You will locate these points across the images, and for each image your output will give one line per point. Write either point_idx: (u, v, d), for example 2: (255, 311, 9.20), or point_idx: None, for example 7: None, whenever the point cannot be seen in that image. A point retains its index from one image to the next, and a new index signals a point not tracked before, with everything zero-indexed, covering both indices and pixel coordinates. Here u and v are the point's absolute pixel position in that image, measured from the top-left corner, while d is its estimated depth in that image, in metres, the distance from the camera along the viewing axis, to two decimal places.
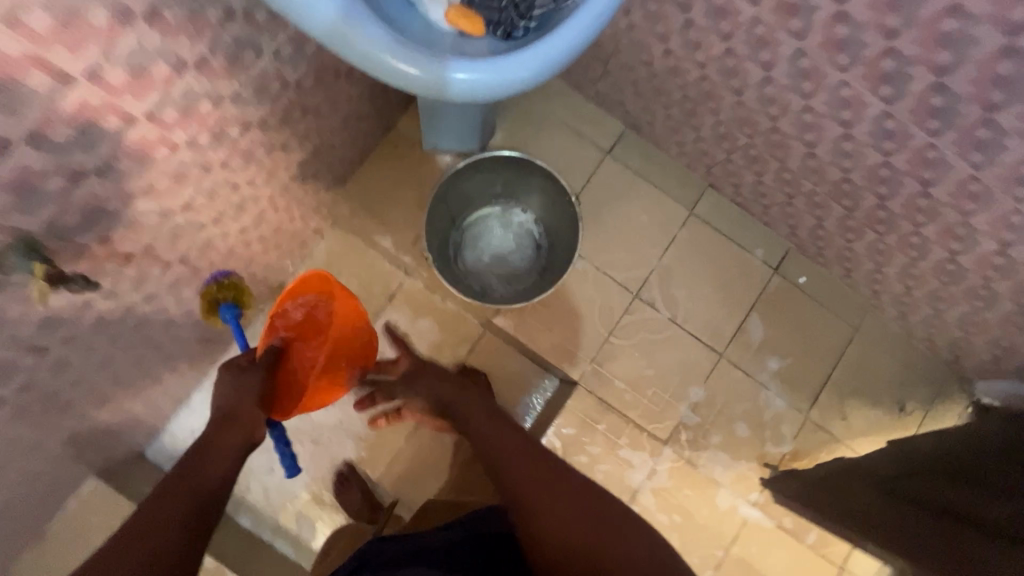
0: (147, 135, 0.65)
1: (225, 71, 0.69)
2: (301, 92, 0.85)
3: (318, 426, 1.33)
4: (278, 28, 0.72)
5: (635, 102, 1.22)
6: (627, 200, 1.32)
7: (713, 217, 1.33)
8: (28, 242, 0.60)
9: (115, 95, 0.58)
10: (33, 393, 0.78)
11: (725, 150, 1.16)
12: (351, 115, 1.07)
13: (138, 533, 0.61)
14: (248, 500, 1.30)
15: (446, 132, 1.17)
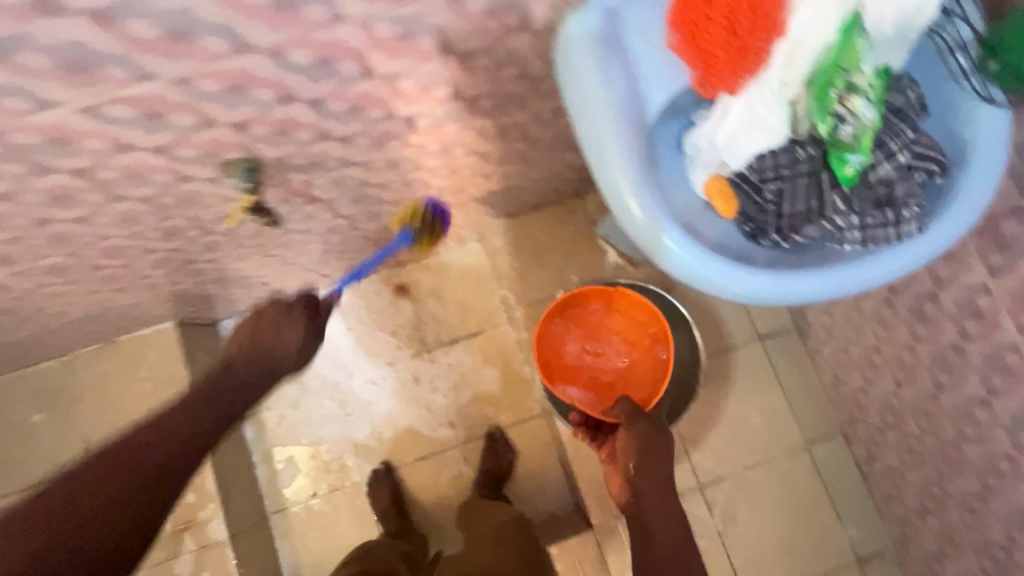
0: (392, 128, 0.67)
1: (485, 111, 0.71)
2: (529, 146, 0.87)
3: (353, 394, 1.38)
4: (546, 96, 0.72)
5: (817, 314, 1.11)
6: (748, 393, 1.20)
7: (825, 466, 1.17)
8: (250, 162, 0.63)
9: (391, 97, 0.60)
10: (179, 254, 0.86)
11: (884, 419, 1.02)
12: (553, 174, 1.07)
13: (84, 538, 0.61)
14: (263, 419, 1.36)
15: None
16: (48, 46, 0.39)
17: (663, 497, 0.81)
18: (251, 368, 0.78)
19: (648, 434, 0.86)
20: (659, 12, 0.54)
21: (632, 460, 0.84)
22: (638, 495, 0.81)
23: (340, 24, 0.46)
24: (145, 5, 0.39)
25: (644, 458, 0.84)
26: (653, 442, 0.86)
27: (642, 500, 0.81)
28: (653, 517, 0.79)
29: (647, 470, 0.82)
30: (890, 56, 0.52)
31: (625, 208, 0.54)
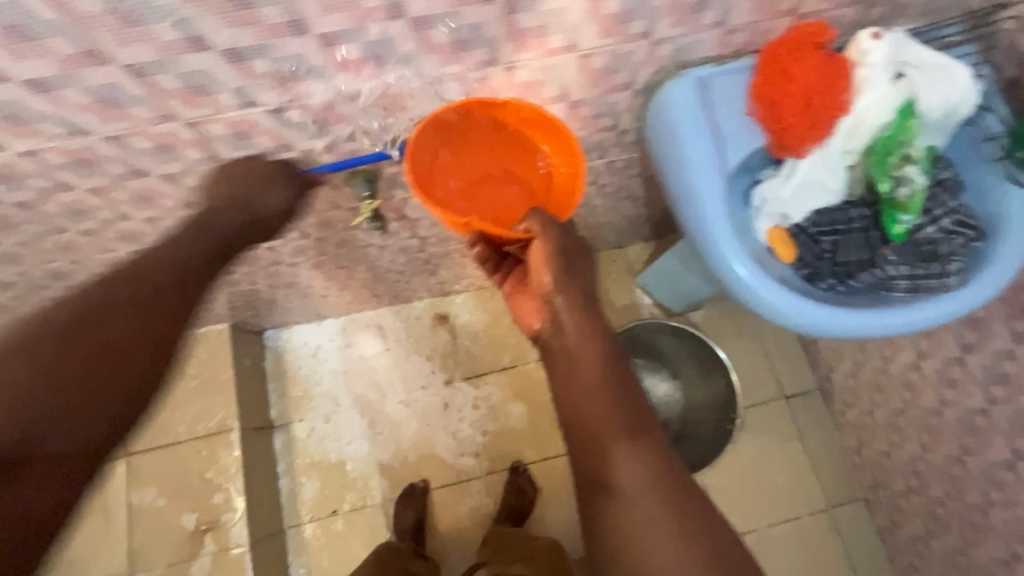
0: None
1: None
2: (596, 192, 0.98)
3: (384, 414, 1.41)
4: (626, 148, 0.83)
5: (843, 377, 1.17)
6: (773, 450, 1.23)
7: (847, 531, 1.17)
8: (371, 172, 0.72)
9: None
10: (270, 253, 0.94)
11: (908, 483, 1.06)
12: (605, 223, 1.16)
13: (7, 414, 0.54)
14: (294, 430, 1.39)
15: (662, 285, 1.22)
16: (278, 53, 0.52)
17: (604, 364, 0.68)
18: (229, 208, 0.66)
19: (563, 245, 0.63)
20: (739, 86, 0.64)
21: (552, 273, 0.65)
22: (573, 355, 0.68)
23: (491, 65, 0.59)
24: (357, 35, 0.52)
25: (567, 321, 0.68)
26: (573, 264, 0.66)
27: (575, 367, 0.68)
28: (589, 398, 0.67)
29: (582, 354, 0.67)
30: (935, 138, 0.62)
31: (705, 240, 0.65)
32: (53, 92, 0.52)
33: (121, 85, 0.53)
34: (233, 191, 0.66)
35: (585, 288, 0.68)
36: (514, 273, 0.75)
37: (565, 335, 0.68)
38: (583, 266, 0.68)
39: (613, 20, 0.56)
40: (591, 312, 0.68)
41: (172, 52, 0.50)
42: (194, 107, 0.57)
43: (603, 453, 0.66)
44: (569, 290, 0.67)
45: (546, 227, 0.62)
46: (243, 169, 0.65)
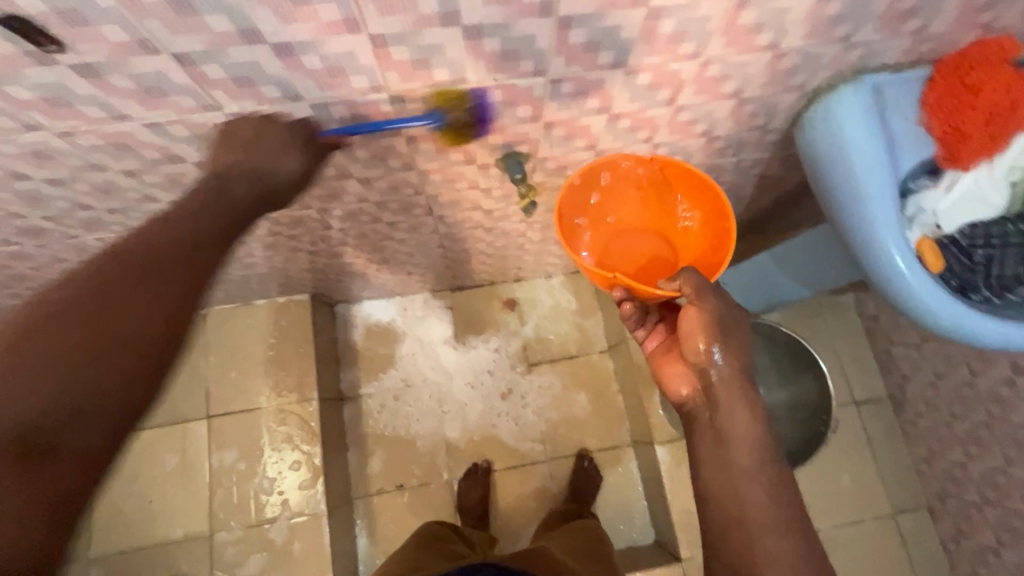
0: (638, 151, 0.78)
1: (710, 151, 0.82)
2: (711, 189, 0.98)
3: (450, 395, 1.41)
4: (761, 148, 0.83)
5: (920, 388, 1.19)
6: (842, 455, 1.25)
7: (911, 537, 1.21)
8: (523, 155, 0.73)
9: (665, 124, 0.71)
10: (386, 228, 0.94)
11: (983, 494, 1.08)
12: None
13: (11, 407, 0.45)
14: (362, 404, 1.40)
15: (747, 286, 1.22)
16: (513, 34, 0.50)
17: (757, 437, 0.63)
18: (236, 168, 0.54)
19: (721, 312, 0.65)
20: (914, 94, 0.66)
21: (708, 341, 0.64)
22: (719, 413, 0.65)
23: (694, 59, 0.57)
24: (597, 20, 0.50)
25: (720, 387, 0.65)
26: (729, 332, 0.65)
27: (727, 445, 0.64)
28: (748, 474, 0.62)
29: (734, 423, 0.64)
30: None
31: (867, 241, 0.66)
32: (285, 58, 0.48)
33: (355, 55, 0.49)
34: (249, 162, 0.55)
35: (744, 355, 0.66)
36: (656, 334, 0.78)
37: (716, 404, 0.65)
38: (738, 330, 0.66)
39: (828, 23, 0.55)
40: (748, 377, 0.65)
41: (422, 25, 0.47)
42: (409, 81, 0.54)
43: (750, 531, 0.59)
44: (725, 357, 0.64)
45: (702, 294, 0.64)
46: (249, 134, 0.56)
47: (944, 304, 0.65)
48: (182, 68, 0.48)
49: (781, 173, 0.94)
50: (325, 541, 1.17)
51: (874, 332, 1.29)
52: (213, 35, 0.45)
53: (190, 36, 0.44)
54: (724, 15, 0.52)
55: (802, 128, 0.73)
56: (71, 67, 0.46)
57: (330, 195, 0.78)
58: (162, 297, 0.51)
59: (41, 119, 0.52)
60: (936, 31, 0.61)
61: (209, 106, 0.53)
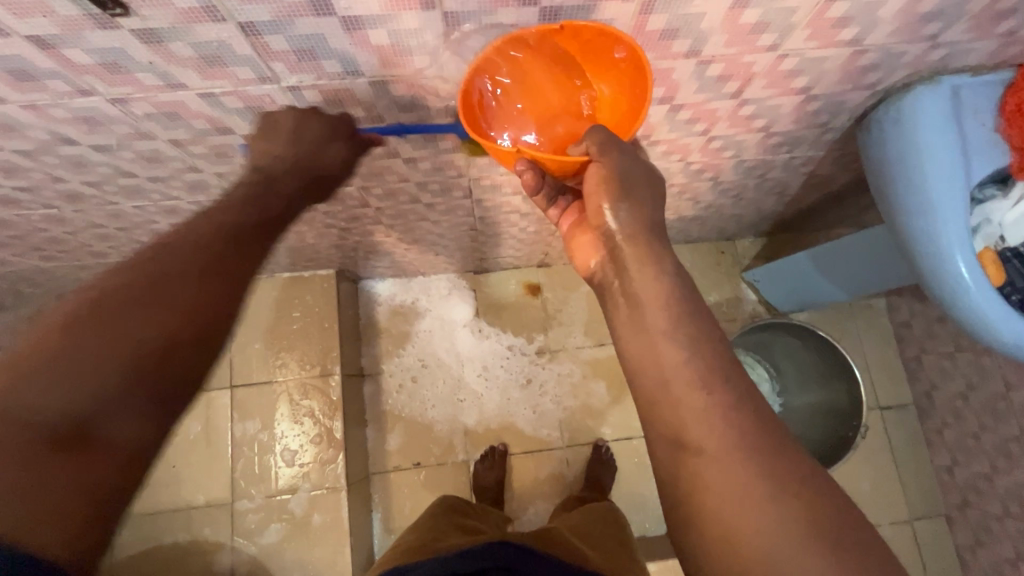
0: (692, 142, 0.75)
1: (764, 147, 0.79)
2: (756, 185, 0.95)
3: (470, 377, 1.41)
4: (817, 146, 0.80)
5: (950, 397, 1.18)
6: (863, 459, 1.25)
7: (926, 544, 1.21)
8: None
9: (726, 117, 0.68)
10: (424, 208, 0.93)
11: (1006, 507, 1.08)
12: (736, 215, 1.14)
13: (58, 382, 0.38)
14: (383, 381, 1.40)
15: (779, 284, 1.20)
16: (592, 19, 0.47)
17: (671, 299, 0.51)
18: (290, 159, 0.56)
19: (625, 166, 0.53)
20: (993, 99, 0.63)
21: (607, 196, 0.53)
22: (626, 278, 0.53)
23: (772, 52, 0.55)
24: (680, 6, 0.47)
25: (625, 247, 0.54)
26: (632, 185, 0.53)
27: (634, 311, 0.51)
28: (662, 339, 0.49)
29: (642, 285, 0.52)
30: None
31: (930, 249, 0.64)
32: (353, 32, 0.46)
33: (425, 32, 0.47)
34: (297, 152, 0.56)
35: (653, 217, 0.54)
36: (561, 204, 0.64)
37: (623, 269, 0.54)
38: (645, 184, 0.55)
39: (919, 20, 0.52)
40: (655, 234, 0.54)
41: (499, 4, 0.44)
42: (475, 62, 0.52)
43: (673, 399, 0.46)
44: (630, 213, 0.53)
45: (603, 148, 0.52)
46: (292, 125, 0.56)
47: (1008, 320, 0.63)
48: (246, 38, 0.46)
49: (832, 172, 0.92)
50: (344, 514, 1.19)
51: (905, 337, 1.27)
52: (283, 6, 0.43)
53: (259, 6, 0.42)
54: (812, 7, 0.49)
55: (868, 129, 0.70)
56: (134, 32, 0.44)
57: (373, 173, 0.76)
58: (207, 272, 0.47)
59: (96, 84, 0.50)
60: None
61: (267, 79, 0.51)
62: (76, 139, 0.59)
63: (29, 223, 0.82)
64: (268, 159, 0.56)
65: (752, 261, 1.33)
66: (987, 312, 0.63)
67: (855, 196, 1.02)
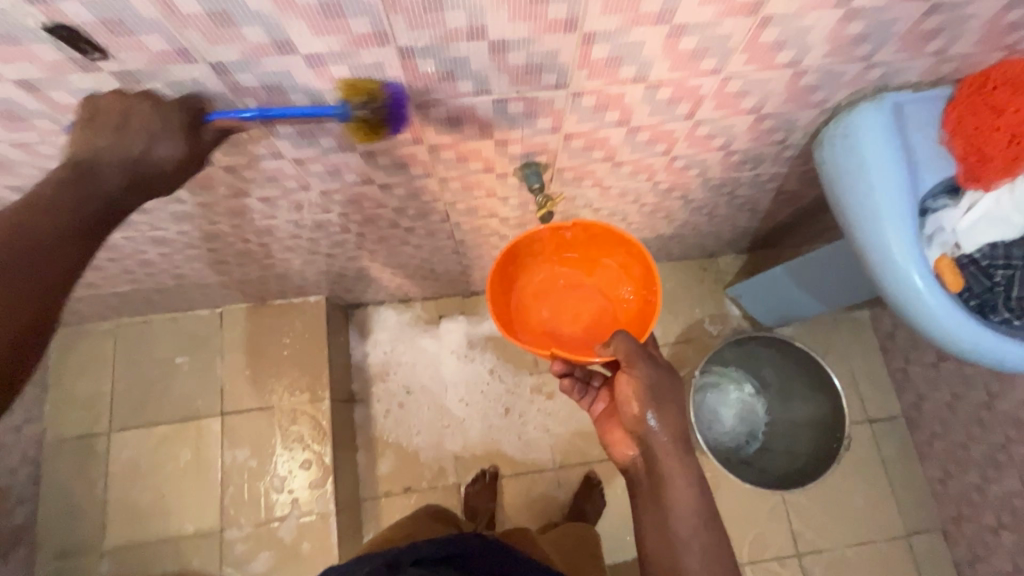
0: (655, 162, 0.78)
1: (727, 165, 0.82)
2: (727, 202, 0.98)
3: (460, 400, 1.42)
4: (779, 163, 0.84)
5: (937, 407, 1.18)
6: (855, 473, 1.24)
7: (925, 560, 1.19)
8: (541, 164, 0.74)
9: (683, 137, 0.72)
10: (404, 233, 0.96)
11: (999, 519, 1.06)
12: (713, 232, 1.17)
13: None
14: (373, 406, 1.41)
15: (761, 300, 1.22)
16: (538, 49, 0.51)
17: (693, 504, 0.67)
18: (113, 154, 0.47)
19: (651, 377, 0.67)
20: (934, 114, 0.66)
21: (641, 407, 0.67)
22: (663, 484, 0.68)
23: (715, 75, 0.58)
24: (620, 36, 0.50)
25: (662, 454, 0.67)
26: (662, 398, 0.68)
27: (668, 512, 0.67)
28: (686, 540, 0.66)
29: (671, 488, 0.67)
30: None
31: (885, 259, 0.66)
32: (317, 67, 0.50)
33: (383, 65, 0.50)
34: (117, 152, 0.48)
35: (680, 426, 0.68)
36: (604, 397, 0.82)
37: (660, 474, 0.68)
38: (674, 401, 0.68)
39: (850, 42, 0.56)
40: (685, 445, 0.68)
41: (450, 38, 0.48)
42: (435, 92, 0.55)
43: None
44: (661, 423, 0.67)
45: (632, 361, 0.67)
46: (120, 114, 0.48)
47: (968, 325, 0.64)
48: (218, 76, 0.49)
49: (799, 187, 0.94)
50: (334, 540, 1.18)
51: (890, 349, 1.28)
52: (249, 45, 0.46)
53: (227, 46, 0.46)
54: (746, 33, 0.52)
55: (821, 145, 0.73)
56: (112, 74, 0.48)
57: (351, 200, 0.79)
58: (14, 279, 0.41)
59: (80, 123, 0.54)
60: (958, 51, 0.61)
61: (240, 112, 0.55)
62: None
63: None
64: (86, 158, 0.47)
65: (735, 277, 1.35)
66: (945, 320, 0.65)
67: (826, 210, 1.04)
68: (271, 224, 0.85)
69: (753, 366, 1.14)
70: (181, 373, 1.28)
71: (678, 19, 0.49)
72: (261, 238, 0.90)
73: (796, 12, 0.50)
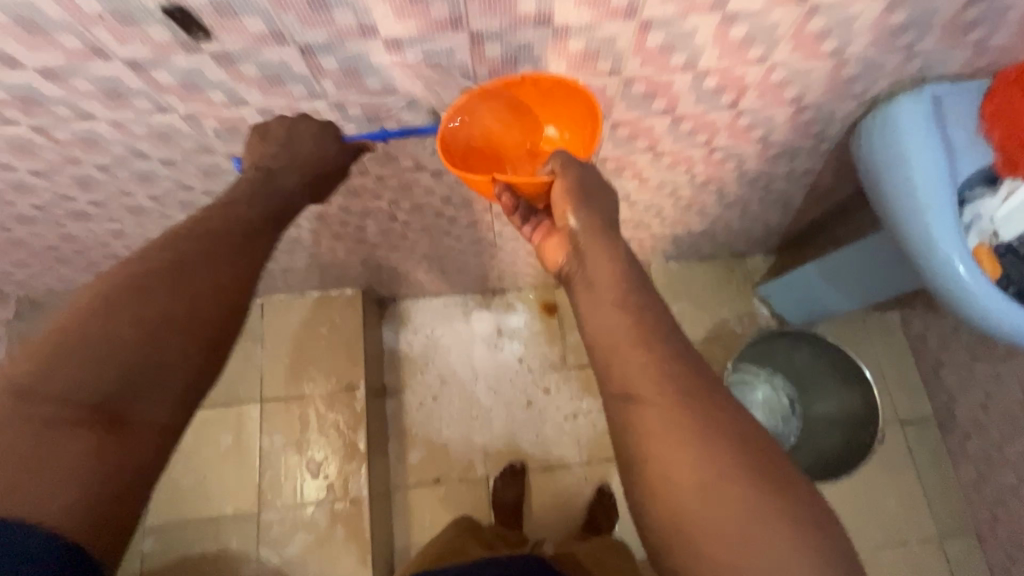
0: (694, 153, 0.81)
1: (764, 157, 0.85)
2: (760, 197, 1.00)
3: (488, 394, 1.44)
4: (814, 157, 0.86)
5: (970, 408, 1.17)
6: (886, 475, 1.23)
7: (959, 564, 1.17)
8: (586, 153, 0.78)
9: (725, 128, 0.75)
10: (447, 223, 1.00)
11: None
12: (745, 230, 1.19)
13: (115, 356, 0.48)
14: (404, 398, 1.44)
15: (792, 298, 1.23)
16: (597, 36, 0.54)
17: (637, 310, 0.53)
18: (281, 164, 0.60)
19: None
20: (972, 106, 0.68)
21: (567, 207, 0.56)
22: (595, 287, 0.55)
23: (760, 64, 0.61)
24: (674, 24, 0.54)
25: (587, 248, 0.56)
26: (590, 196, 0.57)
27: (602, 318, 0.53)
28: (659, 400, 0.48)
29: None
30: None
31: (925, 244, 0.68)
32: (394, 51, 0.54)
33: (454, 50, 0.54)
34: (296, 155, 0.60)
35: (608, 214, 0.58)
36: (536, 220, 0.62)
37: None
38: (606, 198, 0.58)
39: (891, 32, 0.59)
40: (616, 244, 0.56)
41: (518, 24, 0.52)
42: (496, 77, 0.59)
43: (639, 403, 0.48)
44: (587, 218, 0.56)
45: (563, 164, 0.57)
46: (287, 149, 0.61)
47: (1010, 308, 0.66)
48: (303, 58, 0.54)
49: (832, 183, 0.97)
50: (366, 525, 1.21)
51: (921, 351, 1.28)
52: (336, 28, 0.51)
53: (316, 29, 0.50)
54: (792, 22, 0.56)
55: (858, 136, 0.76)
56: (211, 55, 0.53)
57: (402, 186, 0.83)
58: (191, 287, 0.52)
59: (175, 103, 0.59)
60: (996, 43, 0.64)
61: (316, 95, 0.59)
62: (147, 153, 0.68)
63: (93, 238, 0.91)
64: (263, 169, 0.60)
65: (763, 277, 1.37)
66: (986, 303, 0.66)
67: (859, 208, 1.06)
68: (324, 209, 0.89)
69: (777, 359, 1.16)
70: (223, 359, 1.33)
71: (730, 7, 0.53)
72: (313, 225, 0.95)
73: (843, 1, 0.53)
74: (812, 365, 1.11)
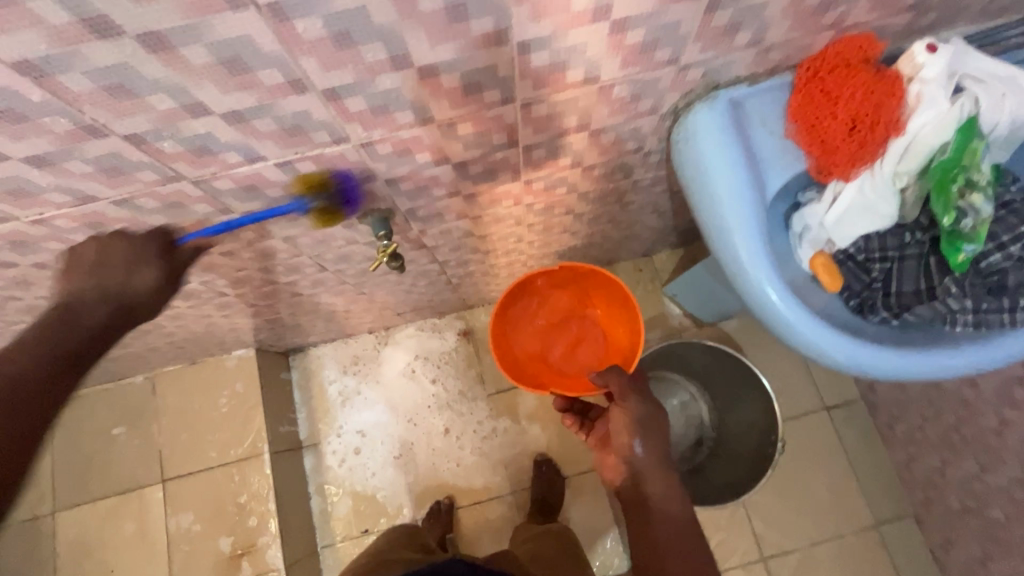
0: (512, 189, 0.74)
1: (595, 178, 0.77)
2: (622, 209, 0.93)
3: (409, 432, 1.38)
4: (651, 168, 0.78)
5: (892, 389, 1.10)
6: (817, 466, 1.18)
7: (898, 550, 1.12)
8: (385, 211, 0.70)
9: (523, 163, 0.67)
10: (289, 285, 0.93)
11: (964, 504, 0.99)
12: (631, 235, 1.11)
13: None
14: (322, 451, 1.38)
15: (695, 298, 1.15)
16: (282, 115, 0.46)
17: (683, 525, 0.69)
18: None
19: (639, 410, 0.75)
20: (777, 105, 0.60)
21: (630, 436, 0.74)
22: (648, 505, 0.71)
23: (507, 105, 0.53)
24: (365, 87, 0.46)
25: (647, 476, 0.72)
26: (650, 431, 0.74)
27: (651, 524, 0.70)
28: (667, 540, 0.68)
29: (658, 495, 0.71)
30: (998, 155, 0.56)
31: (737, 269, 0.59)
32: (47, 166, 0.46)
33: (121, 153, 0.47)
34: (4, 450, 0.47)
35: (663, 450, 0.74)
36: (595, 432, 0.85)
37: (647, 488, 0.72)
38: (660, 433, 0.75)
39: (641, 50, 0.51)
40: (670, 471, 0.73)
41: (171, 119, 0.44)
42: (201, 167, 0.51)
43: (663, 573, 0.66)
44: (646, 450, 0.73)
45: (625, 394, 0.76)
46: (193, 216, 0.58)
47: (835, 338, 0.57)
48: None
49: None
50: None
51: None
52: None
53: None
54: (511, 61, 0.47)
55: (673, 151, 0.67)
56: None
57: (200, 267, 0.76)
58: None
59: None
60: (779, 39, 0.56)
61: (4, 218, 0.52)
62: None
63: None
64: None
65: (672, 274, 1.30)
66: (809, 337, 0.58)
67: None
68: None
69: (696, 361, 1.09)
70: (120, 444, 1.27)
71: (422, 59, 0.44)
72: None
73: (553, 33, 0.46)
74: (727, 369, 1.05)
